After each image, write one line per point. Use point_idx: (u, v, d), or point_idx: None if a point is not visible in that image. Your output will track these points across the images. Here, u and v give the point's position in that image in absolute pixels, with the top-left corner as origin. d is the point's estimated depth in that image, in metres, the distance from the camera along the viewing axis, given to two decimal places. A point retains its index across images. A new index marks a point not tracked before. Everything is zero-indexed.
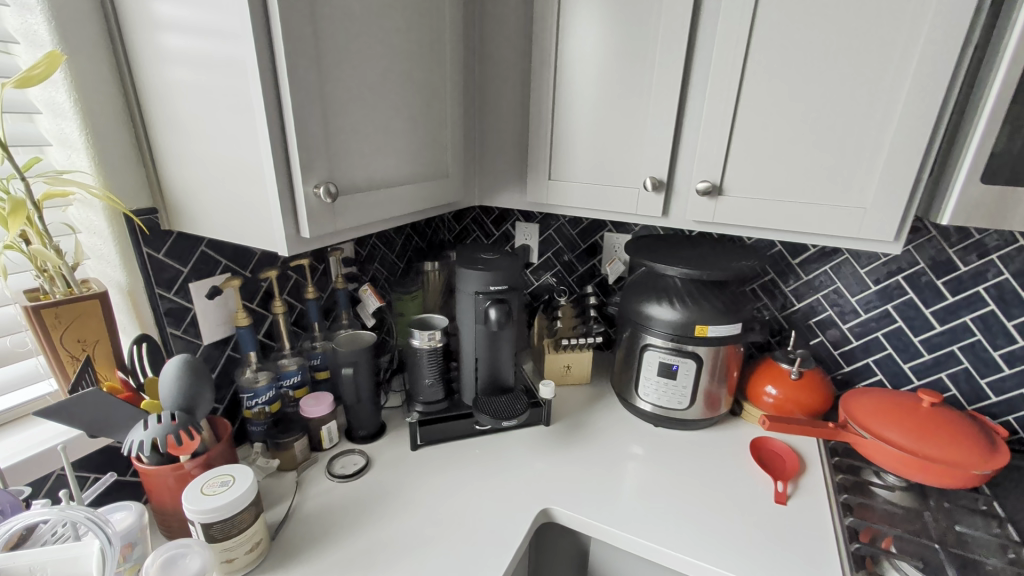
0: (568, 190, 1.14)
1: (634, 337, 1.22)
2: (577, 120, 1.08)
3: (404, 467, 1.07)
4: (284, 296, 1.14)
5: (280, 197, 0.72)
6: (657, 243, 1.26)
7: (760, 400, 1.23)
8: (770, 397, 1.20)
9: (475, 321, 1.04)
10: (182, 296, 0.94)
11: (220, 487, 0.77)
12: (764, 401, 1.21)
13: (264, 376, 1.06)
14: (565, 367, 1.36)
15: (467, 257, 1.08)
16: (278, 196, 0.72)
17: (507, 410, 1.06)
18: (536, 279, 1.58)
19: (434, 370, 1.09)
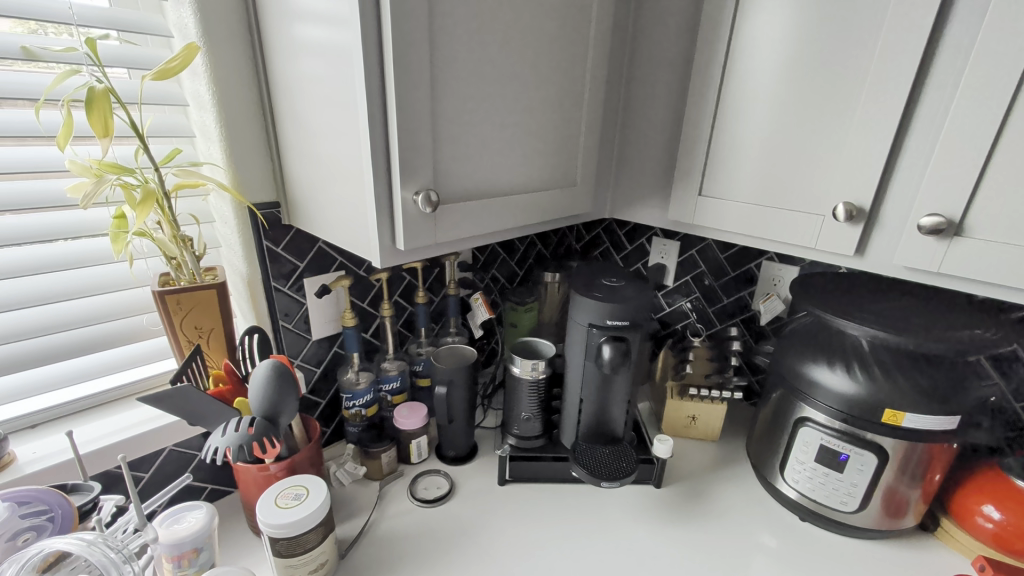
0: (721, 210, 0.92)
1: (786, 402, 0.95)
2: (746, 122, 0.85)
3: (487, 503, 0.96)
4: (395, 296, 1.11)
5: (376, 204, 0.65)
6: (839, 285, 0.96)
7: (975, 522, 0.85)
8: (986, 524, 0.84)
9: (585, 357, 0.89)
10: (296, 290, 0.94)
11: (293, 499, 0.74)
12: (981, 525, 0.84)
13: (365, 378, 1.03)
14: (689, 418, 1.13)
15: (586, 280, 0.92)
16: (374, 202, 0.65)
17: (610, 466, 0.89)
18: (669, 304, 1.35)
19: (533, 403, 0.96)
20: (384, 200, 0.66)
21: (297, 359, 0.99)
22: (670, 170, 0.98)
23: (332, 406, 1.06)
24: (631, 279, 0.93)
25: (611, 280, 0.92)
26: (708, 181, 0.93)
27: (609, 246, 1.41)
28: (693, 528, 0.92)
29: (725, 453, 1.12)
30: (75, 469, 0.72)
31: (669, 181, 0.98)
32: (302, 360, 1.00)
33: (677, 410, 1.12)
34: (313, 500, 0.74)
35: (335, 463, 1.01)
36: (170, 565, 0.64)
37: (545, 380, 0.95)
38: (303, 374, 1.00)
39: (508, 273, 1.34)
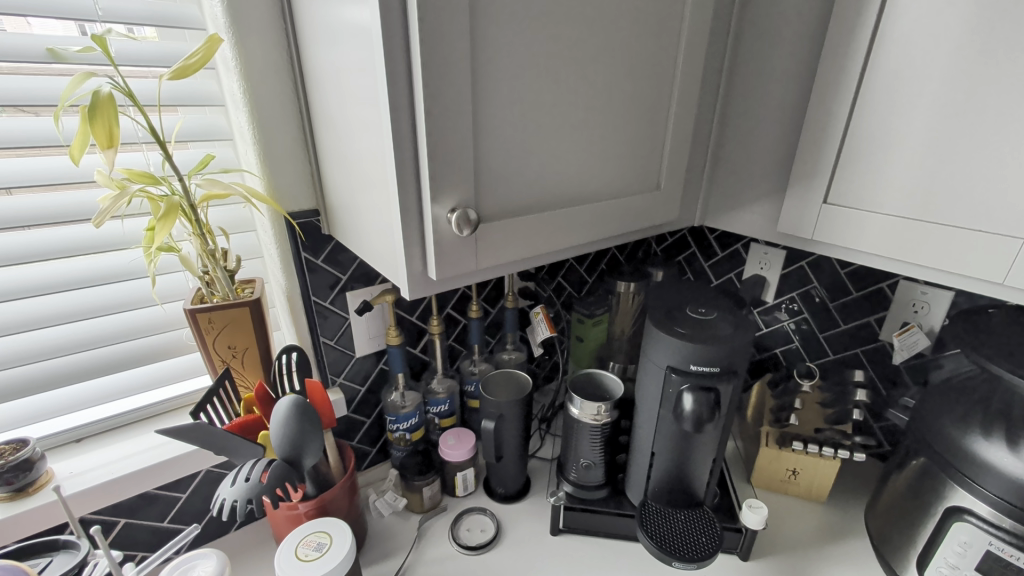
0: (856, 223, 0.70)
1: (928, 474, 0.71)
2: (899, 108, 0.63)
3: (536, 556, 0.84)
4: (447, 309, 0.99)
5: (404, 225, 0.54)
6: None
7: None
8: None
9: (659, 405, 0.72)
10: (338, 304, 0.87)
11: (314, 550, 0.69)
12: None
13: (411, 400, 0.94)
14: (789, 472, 0.90)
15: (666, 308, 0.75)
16: (401, 222, 0.54)
17: (684, 538, 0.73)
18: (766, 322, 1.07)
19: (594, 450, 0.81)
20: (413, 221, 0.54)
21: (340, 377, 0.92)
22: (784, 169, 0.77)
23: (377, 426, 0.99)
24: (726, 308, 0.75)
25: (699, 310, 0.73)
26: (837, 185, 0.71)
27: (695, 251, 1.13)
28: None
29: (837, 516, 0.89)
30: (108, 493, 0.70)
31: (782, 183, 0.77)
32: (344, 378, 0.92)
33: (774, 461, 0.89)
34: (339, 550, 0.68)
35: (373, 491, 0.94)
36: None
37: (610, 424, 0.80)
38: (346, 393, 0.93)
39: (576, 281, 1.16)
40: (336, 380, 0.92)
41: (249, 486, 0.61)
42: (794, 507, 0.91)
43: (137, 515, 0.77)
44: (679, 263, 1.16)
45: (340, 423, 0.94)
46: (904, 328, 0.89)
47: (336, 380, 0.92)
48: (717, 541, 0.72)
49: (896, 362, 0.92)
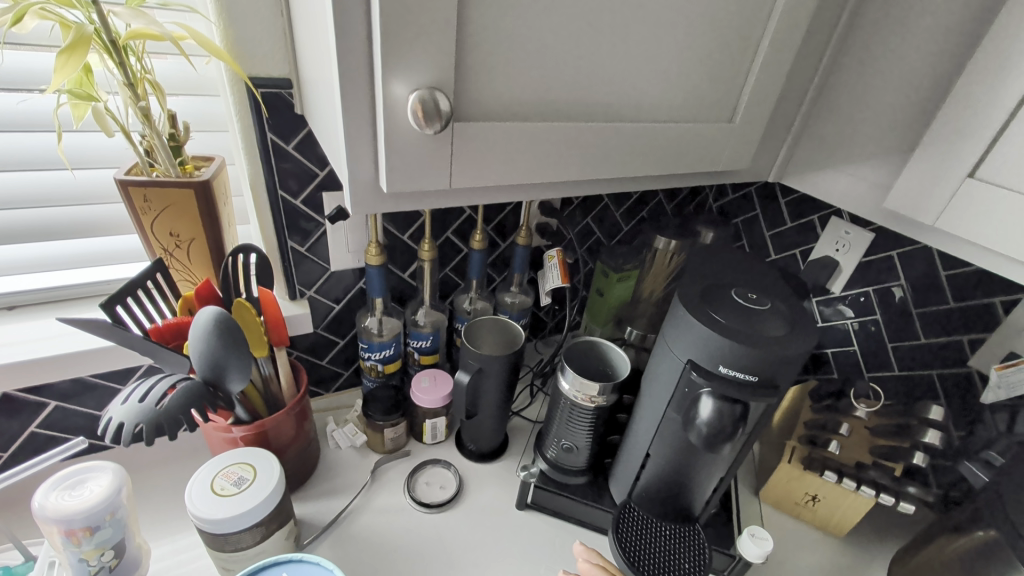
0: (1008, 215, 0.47)
1: (994, 552, 0.55)
2: None
3: (492, 527, 0.72)
4: (446, 233, 0.83)
5: (347, 108, 0.39)
6: None
7: None
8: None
9: (669, 403, 0.57)
10: (311, 205, 0.72)
11: (234, 484, 0.60)
12: None
13: (390, 330, 0.80)
14: (808, 497, 0.74)
15: (705, 284, 0.57)
16: (343, 103, 0.39)
17: (662, 557, 0.60)
18: (824, 316, 0.87)
19: (581, 433, 0.67)
20: (361, 101, 0.39)
21: (311, 289, 0.78)
22: (922, 120, 0.54)
23: (352, 349, 0.86)
24: (788, 298, 0.56)
25: (750, 295, 0.55)
26: (998, 151, 0.48)
27: (759, 215, 0.91)
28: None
29: (861, 562, 0.73)
30: (20, 376, 0.62)
31: (910, 140, 0.55)
32: (315, 291, 0.79)
33: (792, 481, 0.74)
34: (260, 491, 0.59)
35: (333, 420, 0.84)
36: (58, 535, 0.53)
37: (606, 408, 0.66)
38: (316, 309, 0.80)
39: (608, 226, 0.96)
40: (305, 292, 0.78)
41: (138, 407, 0.51)
42: (804, 535, 0.76)
43: (66, 400, 0.70)
44: (736, 226, 0.95)
45: (308, 339, 0.82)
46: (1008, 362, 0.68)
47: (305, 293, 0.78)
48: (702, 568, 0.59)
49: (984, 399, 0.72)
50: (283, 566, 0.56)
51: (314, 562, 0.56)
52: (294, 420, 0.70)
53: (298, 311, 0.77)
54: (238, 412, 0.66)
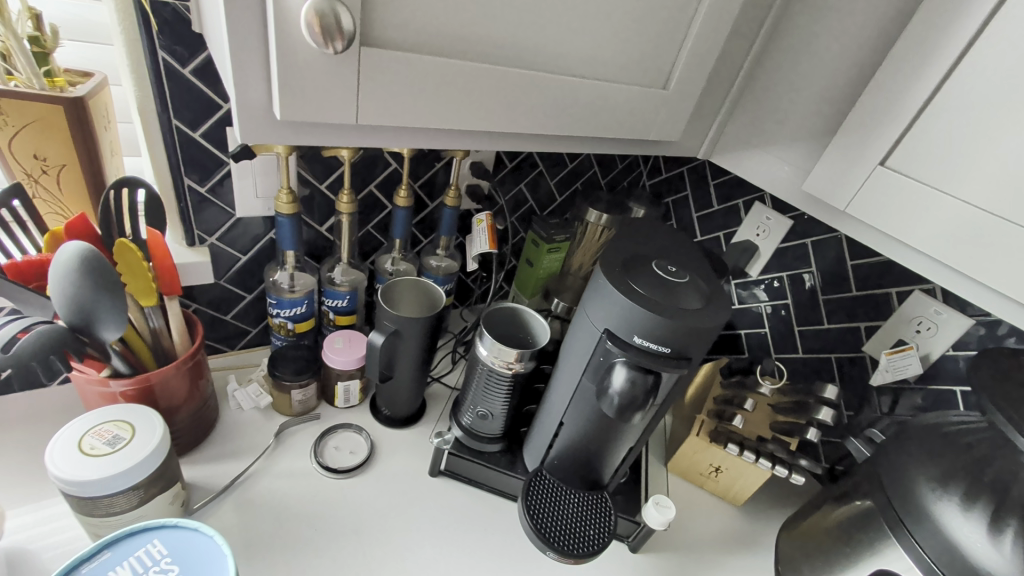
0: (911, 204, 0.50)
1: (867, 520, 0.59)
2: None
3: (401, 494, 0.70)
4: (369, 186, 0.77)
5: (230, 10, 0.33)
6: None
7: None
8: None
9: (585, 373, 0.56)
10: (213, 141, 0.64)
11: (108, 442, 0.53)
12: None
13: (303, 286, 0.75)
14: (712, 468, 0.78)
15: (628, 255, 0.56)
16: (228, 6, 0.33)
17: (570, 525, 0.60)
18: (741, 297, 0.90)
19: (497, 400, 0.66)
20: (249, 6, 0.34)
21: (212, 237, 0.71)
22: (843, 106, 0.55)
23: (261, 305, 0.80)
24: (705, 273, 0.56)
25: (670, 267, 0.55)
26: (910, 139, 0.49)
27: (689, 195, 0.93)
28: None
29: (752, 527, 0.78)
30: None
31: (832, 125, 0.56)
32: (217, 239, 0.71)
33: (699, 452, 0.77)
34: (140, 449, 0.53)
35: (236, 379, 0.78)
36: None
37: (524, 376, 0.65)
38: (218, 258, 0.73)
39: (541, 194, 0.94)
40: (206, 239, 0.71)
41: None
42: (705, 504, 0.80)
43: None
44: (666, 205, 0.96)
45: (210, 291, 0.75)
46: (898, 348, 0.73)
47: (206, 240, 0.71)
48: (608, 536, 0.60)
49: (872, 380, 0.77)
50: (157, 530, 0.45)
51: (192, 527, 0.45)
52: (185, 376, 0.64)
53: (196, 259, 0.70)
54: (115, 364, 0.59)
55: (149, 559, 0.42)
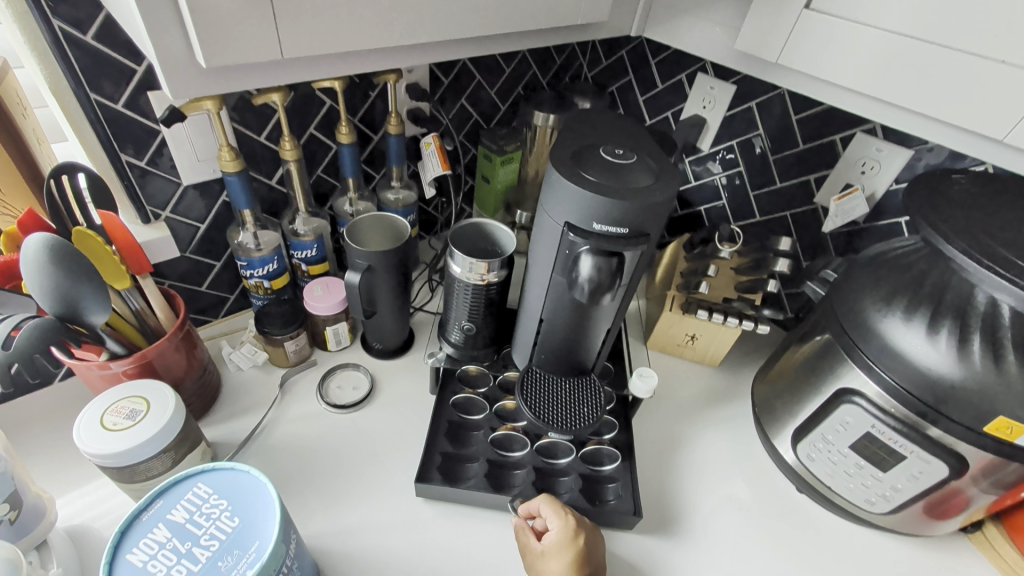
0: (837, 44, 0.51)
1: (826, 350, 0.65)
2: None
3: (411, 414, 0.76)
4: (309, 129, 0.75)
5: None
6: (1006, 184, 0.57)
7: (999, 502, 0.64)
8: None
9: (554, 268, 0.59)
10: (138, 111, 0.62)
11: (126, 417, 0.56)
12: (1001, 503, 0.63)
13: (268, 243, 0.75)
14: (687, 337, 0.85)
15: (576, 146, 0.56)
16: None
17: (564, 407, 0.67)
18: (696, 173, 0.94)
19: (475, 311, 0.70)
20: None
21: (165, 211, 0.70)
22: None
23: (233, 270, 0.81)
24: (651, 149, 0.58)
25: (616, 150, 0.56)
26: None
27: (632, 79, 0.94)
28: (669, 518, 0.70)
29: (728, 382, 0.87)
30: None
31: None
32: (172, 212, 0.71)
33: (674, 325, 0.84)
34: (159, 417, 0.56)
35: (228, 344, 0.81)
36: None
37: (498, 285, 0.68)
38: (177, 231, 0.72)
39: (485, 107, 0.92)
40: (160, 215, 0.70)
41: None
42: (685, 370, 0.88)
43: None
44: (611, 94, 0.97)
45: (178, 266, 0.75)
46: (845, 192, 0.76)
47: (160, 215, 0.70)
48: (599, 410, 0.67)
49: (824, 228, 0.82)
50: (199, 477, 0.49)
51: (229, 468, 0.49)
52: (179, 347, 0.65)
53: (158, 235, 0.69)
54: (110, 347, 0.60)
55: (199, 499, 0.47)
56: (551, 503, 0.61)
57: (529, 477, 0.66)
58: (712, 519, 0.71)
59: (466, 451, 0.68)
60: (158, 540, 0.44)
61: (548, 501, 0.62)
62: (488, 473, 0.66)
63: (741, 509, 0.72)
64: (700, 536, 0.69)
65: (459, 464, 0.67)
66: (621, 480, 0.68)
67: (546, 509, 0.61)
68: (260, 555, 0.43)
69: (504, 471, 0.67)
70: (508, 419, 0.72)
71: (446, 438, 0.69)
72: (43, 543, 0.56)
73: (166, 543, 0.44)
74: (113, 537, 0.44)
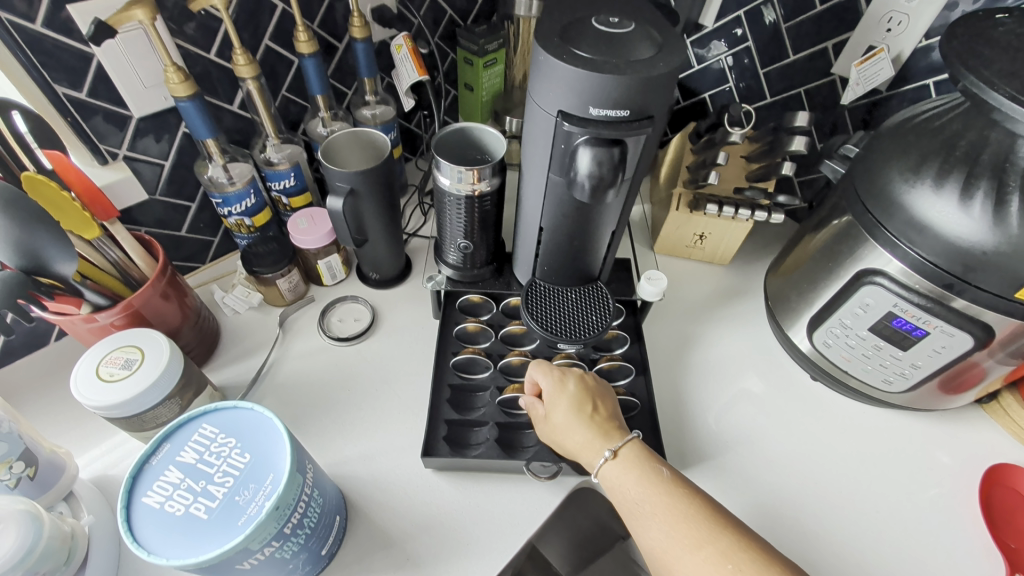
0: None
1: (846, 232, 0.61)
2: None
3: (417, 339, 0.75)
4: (263, 40, 0.67)
5: None
6: None
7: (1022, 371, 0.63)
8: (662, 474, 0.54)
9: (551, 168, 0.54)
10: (64, 31, 0.54)
11: (122, 367, 0.54)
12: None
13: (241, 176, 0.70)
14: (696, 236, 0.81)
15: (564, 20, 0.49)
16: None
17: (572, 317, 0.65)
18: (698, 54, 0.86)
19: (470, 228, 0.66)
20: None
21: (122, 149, 0.64)
22: None
23: (211, 210, 0.76)
24: (651, 16, 0.50)
25: (611, 19, 0.48)
26: None
27: None
28: (686, 419, 0.70)
29: (739, 278, 0.85)
30: None
31: None
32: (130, 151, 0.65)
33: (682, 225, 0.80)
34: (155, 365, 0.54)
35: (219, 289, 0.78)
36: None
37: (492, 195, 0.63)
38: (142, 172, 0.67)
39: (461, 2, 0.82)
40: (117, 154, 0.64)
41: None
42: (695, 271, 0.86)
43: None
44: None
45: (153, 210, 0.70)
46: (868, 55, 0.69)
47: (117, 155, 0.64)
48: (608, 316, 0.65)
49: (842, 103, 0.75)
50: (203, 418, 0.48)
51: (233, 406, 0.48)
52: (165, 295, 0.62)
53: (119, 177, 0.64)
54: (90, 298, 0.57)
55: (207, 439, 0.46)
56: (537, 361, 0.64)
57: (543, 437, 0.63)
58: (729, 414, 0.71)
59: (473, 416, 0.64)
60: (171, 481, 0.43)
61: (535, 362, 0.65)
62: (498, 437, 0.63)
63: (757, 402, 0.72)
64: (717, 431, 0.69)
65: (466, 429, 0.64)
66: (643, 430, 0.64)
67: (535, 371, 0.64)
68: (276, 486, 0.42)
69: (515, 433, 0.64)
70: (514, 377, 0.68)
71: (448, 405, 0.65)
72: (70, 493, 0.56)
73: (179, 483, 0.43)
74: (126, 482, 0.43)
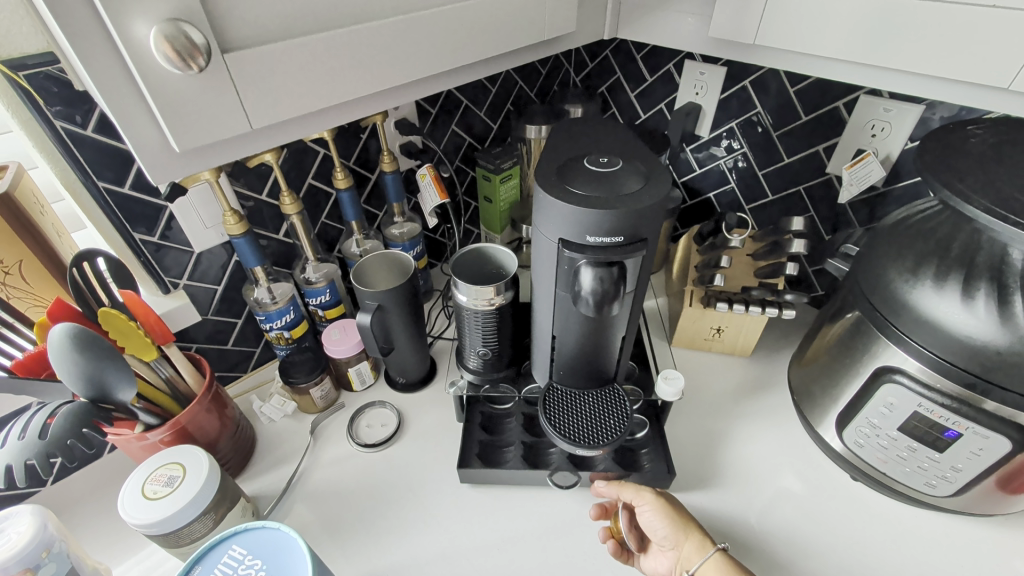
0: (812, 12, 0.53)
1: (858, 328, 0.62)
2: None
3: (442, 444, 0.76)
4: (307, 179, 0.77)
5: (87, 59, 0.32)
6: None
7: None
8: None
9: (558, 284, 0.58)
10: (145, 190, 0.65)
11: (165, 485, 0.58)
12: None
13: (283, 294, 0.77)
14: (713, 330, 0.83)
15: (560, 161, 0.56)
16: (83, 62, 0.32)
17: (591, 421, 0.66)
18: (697, 159, 0.92)
19: (488, 337, 0.70)
20: (104, 52, 0.33)
21: (183, 279, 0.73)
22: None
23: (255, 324, 0.84)
24: (639, 150, 0.56)
25: (601, 158, 0.55)
26: None
27: (620, 77, 0.95)
28: (721, 527, 0.66)
29: (761, 370, 0.85)
30: None
31: None
32: (189, 280, 0.73)
33: (696, 320, 0.81)
34: (195, 482, 0.58)
35: (258, 397, 0.83)
36: None
37: (508, 305, 0.68)
38: (197, 296, 0.75)
39: (478, 130, 0.93)
40: (178, 284, 0.73)
41: (19, 447, 0.49)
42: (715, 363, 0.86)
43: None
44: (602, 95, 0.98)
45: (204, 329, 0.78)
46: (858, 158, 0.73)
47: (178, 284, 0.73)
48: (626, 419, 0.65)
49: (841, 200, 0.78)
50: (233, 539, 0.50)
51: (261, 526, 0.50)
52: (209, 409, 0.67)
53: (177, 304, 0.72)
54: (144, 419, 0.62)
55: (236, 561, 0.48)
56: (627, 484, 0.66)
57: (564, 453, 0.70)
58: (765, 520, 0.67)
59: (502, 438, 0.71)
60: None
61: (619, 483, 0.66)
62: (525, 454, 0.70)
63: (796, 506, 0.68)
64: (756, 539, 0.65)
65: (498, 449, 0.71)
66: (653, 446, 0.71)
67: (628, 492, 0.65)
68: None
69: (539, 452, 0.70)
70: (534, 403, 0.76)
71: (481, 429, 0.73)
72: None
73: None
74: None
